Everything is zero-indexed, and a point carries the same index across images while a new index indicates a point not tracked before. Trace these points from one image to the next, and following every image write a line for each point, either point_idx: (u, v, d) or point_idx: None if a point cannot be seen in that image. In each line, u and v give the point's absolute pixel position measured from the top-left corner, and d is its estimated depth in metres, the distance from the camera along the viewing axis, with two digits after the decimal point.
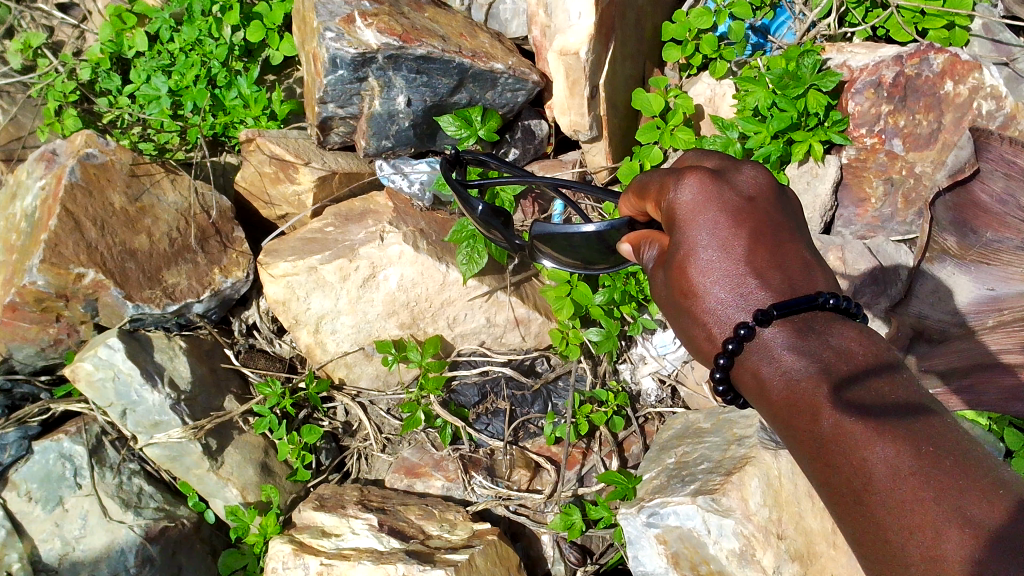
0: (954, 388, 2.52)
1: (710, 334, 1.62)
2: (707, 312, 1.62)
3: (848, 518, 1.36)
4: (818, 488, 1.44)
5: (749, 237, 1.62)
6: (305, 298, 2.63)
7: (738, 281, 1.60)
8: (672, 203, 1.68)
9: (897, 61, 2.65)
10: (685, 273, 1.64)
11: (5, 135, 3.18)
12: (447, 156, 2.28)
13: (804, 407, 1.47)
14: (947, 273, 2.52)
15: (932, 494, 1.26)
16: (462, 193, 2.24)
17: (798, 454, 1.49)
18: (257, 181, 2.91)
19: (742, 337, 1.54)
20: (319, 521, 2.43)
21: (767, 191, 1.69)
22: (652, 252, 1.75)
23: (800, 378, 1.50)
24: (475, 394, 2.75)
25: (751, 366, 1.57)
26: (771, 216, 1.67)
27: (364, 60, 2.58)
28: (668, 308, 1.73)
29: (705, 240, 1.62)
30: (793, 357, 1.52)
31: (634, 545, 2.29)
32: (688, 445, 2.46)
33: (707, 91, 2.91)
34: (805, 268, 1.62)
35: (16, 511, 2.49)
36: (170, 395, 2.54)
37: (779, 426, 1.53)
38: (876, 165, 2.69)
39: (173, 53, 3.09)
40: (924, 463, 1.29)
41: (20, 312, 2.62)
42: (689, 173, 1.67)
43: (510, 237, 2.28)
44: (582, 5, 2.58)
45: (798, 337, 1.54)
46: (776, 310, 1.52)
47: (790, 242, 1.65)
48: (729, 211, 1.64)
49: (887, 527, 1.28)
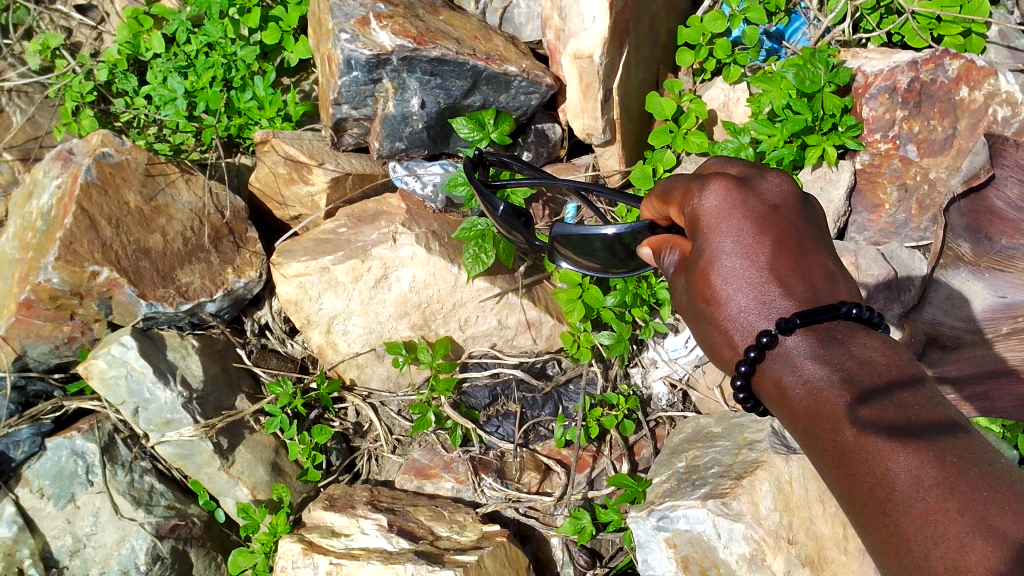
0: (967, 396, 2.43)
1: (732, 341, 1.63)
2: (730, 320, 1.62)
3: (870, 527, 1.39)
4: (840, 495, 1.46)
5: (773, 246, 1.62)
6: (317, 299, 2.64)
7: (761, 288, 1.59)
8: (696, 209, 1.67)
9: (912, 67, 2.64)
10: (708, 279, 1.63)
11: (22, 135, 3.25)
12: (470, 156, 2.36)
13: (826, 416, 1.49)
14: (960, 280, 2.52)
15: (956, 506, 1.28)
16: (485, 193, 2.28)
17: (819, 462, 1.52)
18: (271, 182, 2.93)
19: (764, 345, 1.55)
20: (329, 521, 2.43)
21: (791, 200, 1.69)
22: (673, 257, 1.75)
23: (822, 388, 1.51)
24: (486, 396, 2.74)
25: (773, 374, 1.58)
26: (794, 224, 1.66)
27: (379, 62, 2.61)
28: (690, 315, 1.72)
29: (729, 247, 1.62)
30: (815, 366, 1.53)
31: (644, 548, 2.28)
32: (699, 449, 2.45)
33: (720, 96, 2.91)
34: (828, 278, 1.62)
35: (28, 507, 2.55)
36: (182, 393, 2.55)
37: (801, 434, 1.55)
38: (890, 171, 2.68)
39: (190, 54, 3.12)
40: (948, 473, 1.32)
41: (35, 309, 2.64)
42: (714, 180, 1.66)
43: (531, 238, 2.30)
44: (595, 9, 2.59)
45: (820, 346, 1.55)
46: (799, 318, 1.53)
47: (814, 251, 1.65)
48: (753, 218, 1.63)
49: (909, 536, 1.31)
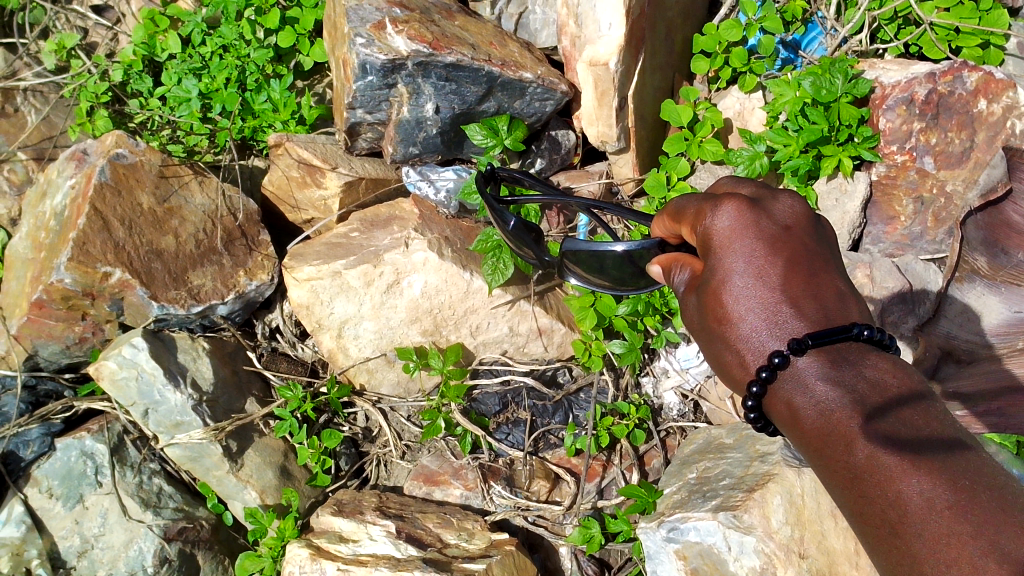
0: (979, 413, 2.38)
1: (743, 361, 1.61)
2: (741, 339, 1.60)
3: (883, 550, 1.36)
4: (852, 518, 1.44)
5: (785, 267, 1.61)
6: (329, 303, 2.63)
7: (773, 308, 1.58)
8: (708, 229, 1.66)
9: (930, 79, 2.62)
10: (720, 299, 1.62)
11: (37, 134, 3.26)
12: (482, 171, 2.31)
13: (837, 438, 1.47)
14: (976, 294, 2.48)
15: (969, 529, 1.26)
16: (496, 207, 2.25)
17: (831, 484, 1.49)
18: (284, 184, 2.93)
19: (775, 365, 1.53)
20: (337, 526, 2.42)
21: (803, 220, 1.67)
22: (683, 275, 1.74)
23: (834, 409, 1.49)
24: (496, 403, 2.73)
25: (784, 395, 1.56)
26: (807, 245, 1.65)
27: (394, 66, 2.60)
28: (700, 334, 1.71)
29: (741, 267, 1.61)
30: (827, 387, 1.51)
31: (654, 560, 2.27)
32: (710, 460, 2.44)
33: (736, 105, 2.89)
34: (840, 298, 1.61)
35: (37, 507, 2.56)
36: (192, 396, 2.55)
37: (812, 456, 1.53)
38: (907, 183, 2.67)
39: (205, 56, 3.12)
40: (961, 496, 1.30)
41: (47, 309, 2.65)
42: (726, 200, 1.65)
43: (541, 254, 2.28)
44: (611, 16, 2.57)
45: (832, 367, 1.53)
46: (810, 339, 1.51)
47: (826, 272, 1.63)
48: (765, 238, 1.62)
49: (922, 559, 1.28)
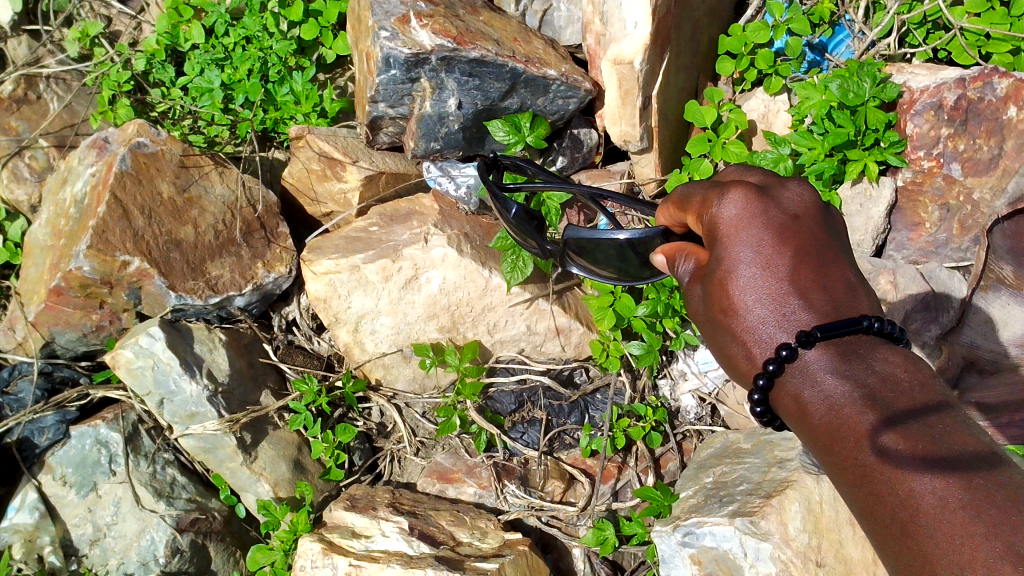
0: (998, 425, 2.33)
1: (749, 354, 1.58)
2: (749, 331, 1.58)
3: (893, 550, 1.32)
4: (861, 517, 1.41)
5: (794, 257, 1.58)
6: (346, 297, 2.61)
7: (780, 300, 1.56)
8: (714, 218, 1.63)
9: (960, 84, 2.57)
10: (726, 290, 1.60)
11: (59, 122, 3.26)
12: (484, 159, 2.32)
13: (847, 434, 1.44)
14: (1001, 304, 2.54)
15: (983, 530, 1.22)
16: (498, 195, 2.24)
17: (839, 482, 1.46)
18: (304, 178, 2.91)
19: (783, 358, 1.51)
20: (349, 522, 2.40)
21: (812, 210, 1.65)
22: (688, 266, 1.71)
23: (843, 404, 1.46)
24: (512, 402, 2.74)
25: (792, 389, 1.53)
26: (816, 236, 1.62)
27: (418, 61, 2.59)
28: (705, 326, 1.68)
29: (748, 257, 1.58)
30: (836, 381, 1.48)
31: (668, 564, 2.24)
32: (728, 465, 2.41)
33: (761, 107, 2.86)
34: (850, 290, 1.57)
35: (50, 494, 2.57)
36: (207, 387, 2.54)
37: (820, 453, 1.49)
38: (933, 189, 2.63)
39: (228, 47, 3.12)
40: (975, 496, 1.27)
41: (65, 296, 2.65)
42: (734, 188, 1.62)
43: (544, 244, 2.25)
44: (638, 14, 2.54)
45: (841, 360, 1.50)
46: (819, 331, 1.49)
47: (835, 263, 1.60)
48: (773, 228, 1.59)
49: (933, 560, 1.25)
